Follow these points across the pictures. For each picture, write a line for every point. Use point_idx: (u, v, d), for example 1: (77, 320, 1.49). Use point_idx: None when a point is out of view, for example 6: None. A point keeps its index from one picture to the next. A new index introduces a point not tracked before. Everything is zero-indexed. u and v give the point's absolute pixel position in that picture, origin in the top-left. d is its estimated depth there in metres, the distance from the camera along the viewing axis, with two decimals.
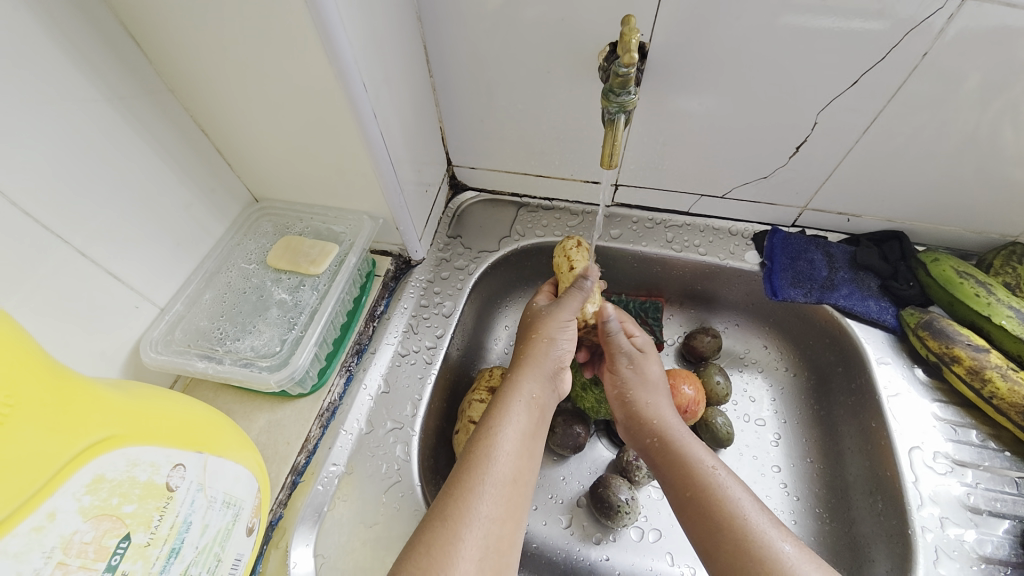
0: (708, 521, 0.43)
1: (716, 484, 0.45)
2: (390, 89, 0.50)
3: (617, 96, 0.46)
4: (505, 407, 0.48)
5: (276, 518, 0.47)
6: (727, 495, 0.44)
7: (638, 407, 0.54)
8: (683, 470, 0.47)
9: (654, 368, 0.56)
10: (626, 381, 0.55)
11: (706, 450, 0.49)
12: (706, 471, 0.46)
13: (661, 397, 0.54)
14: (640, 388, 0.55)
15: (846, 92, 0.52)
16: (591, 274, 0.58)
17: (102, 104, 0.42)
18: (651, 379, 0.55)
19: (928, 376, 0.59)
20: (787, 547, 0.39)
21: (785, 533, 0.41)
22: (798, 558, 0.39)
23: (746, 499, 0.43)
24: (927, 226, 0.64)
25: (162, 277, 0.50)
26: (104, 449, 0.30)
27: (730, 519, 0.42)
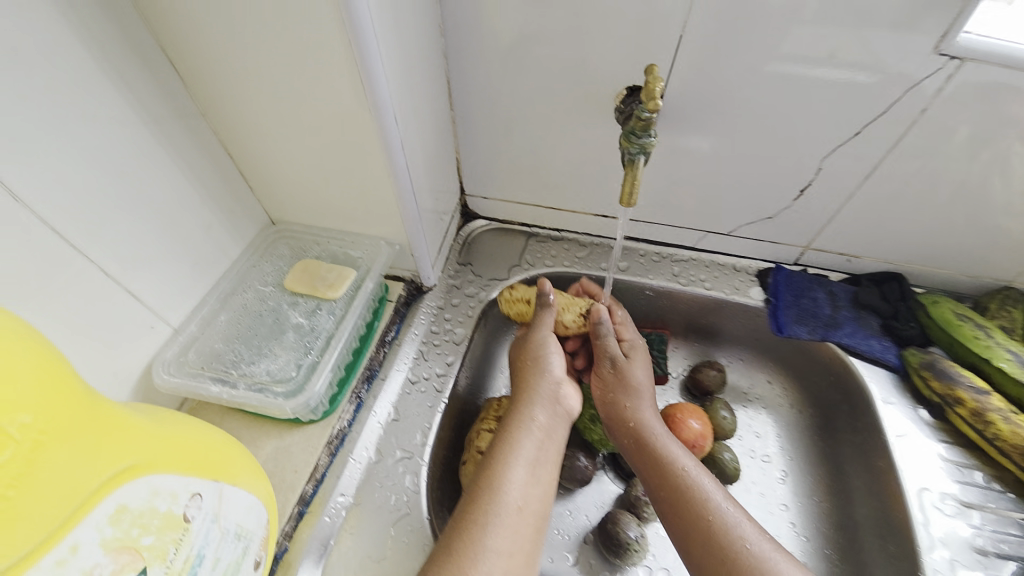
0: (686, 521, 0.46)
1: (690, 484, 0.48)
2: (417, 121, 0.51)
3: (639, 138, 0.47)
4: (511, 435, 0.48)
5: (281, 552, 0.45)
6: (701, 493, 0.47)
7: (619, 411, 0.56)
8: (661, 474, 0.49)
9: (639, 372, 0.57)
10: (609, 383, 0.57)
11: (681, 450, 0.52)
12: (681, 473, 0.49)
13: (646, 401, 0.56)
14: (619, 391, 0.56)
15: (849, 141, 0.55)
16: (548, 287, 0.59)
17: (139, 125, 0.43)
18: (633, 382, 0.56)
19: (932, 417, 0.59)
20: (756, 541, 0.43)
21: (753, 526, 0.44)
22: (767, 549, 0.42)
23: (718, 497, 0.46)
24: (924, 269, 0.67)
25: (179, 296, 0.50)
26: (128, 477, 0.29)
27: (704, 517, 0.45)
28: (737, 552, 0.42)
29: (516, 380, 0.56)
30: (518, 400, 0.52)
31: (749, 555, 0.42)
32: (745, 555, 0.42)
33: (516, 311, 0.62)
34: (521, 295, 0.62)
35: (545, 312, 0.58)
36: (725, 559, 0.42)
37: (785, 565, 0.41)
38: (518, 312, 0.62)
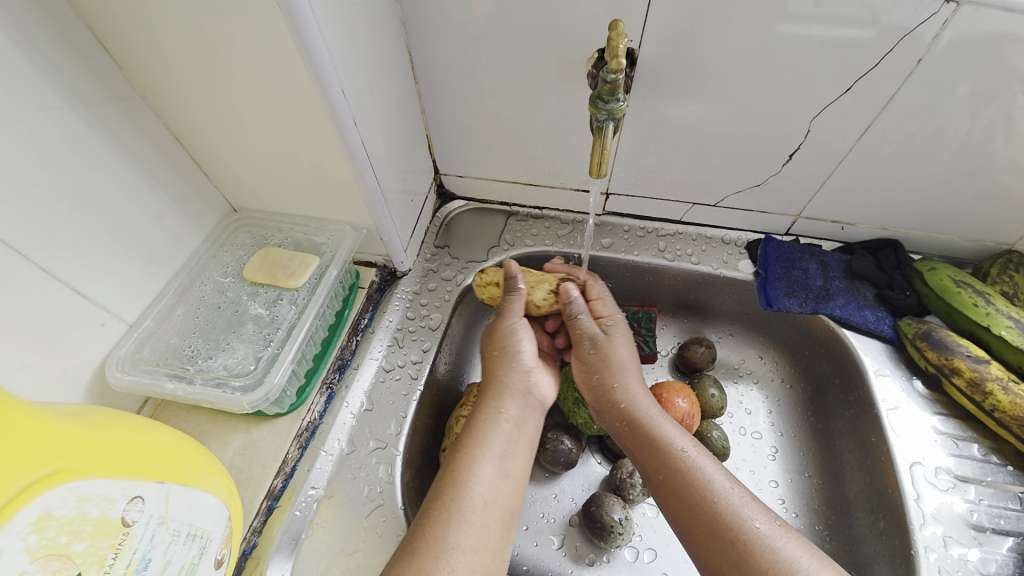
0: (682, 504, 0.43)
1: (689, 465, 0.44)
2: (372, 96, 0.48)
3: (606, 104, 0.45)
4: (475, 429, 0.46)
5: (249, 548, 0.45)
6: (700, 474, 0.43)
7: (606, 391, 0.52)
8: (656, 455, 0.46)
9: (620, 349, 0.54)
10: (592, 363, 0.54)
11: (677, 429, 0.48)
12: (678, 453, 0.45)
13: (631, 376, 0.53)
14: (607, 372, 0.53)
15: (838, 100, 0.51)
16: (515, 268, 0.57)
17: (67, 112, 0.40)
18: (617, 359, 0.54)
19: (928, 389, 0.57)
20: (760, 524, 0.39)
21: (756, 509, 0.41)
22: (772, 533, 0.39)
23: (718, 478, 0.43)
24: (922, 235, 0.63)
25: (132, 292, 0.48)
26: (53, 483, 0.27)
27: (703, 501, 0.42)
28: (739, 538, 0.39)
29: (484, 373, 0.53)
30: (486, 392, 0.50)
31: (752, 541, 0.39)
32: (747, 540, 0.39)
33: (489, 295, 0.59)
34: (493, 278, 0.58)
35: (516, 296, 0.56)
36: (726, 545, 0.39)
37: (792, 550, 0.38)
38: (489, 296, 0.59)
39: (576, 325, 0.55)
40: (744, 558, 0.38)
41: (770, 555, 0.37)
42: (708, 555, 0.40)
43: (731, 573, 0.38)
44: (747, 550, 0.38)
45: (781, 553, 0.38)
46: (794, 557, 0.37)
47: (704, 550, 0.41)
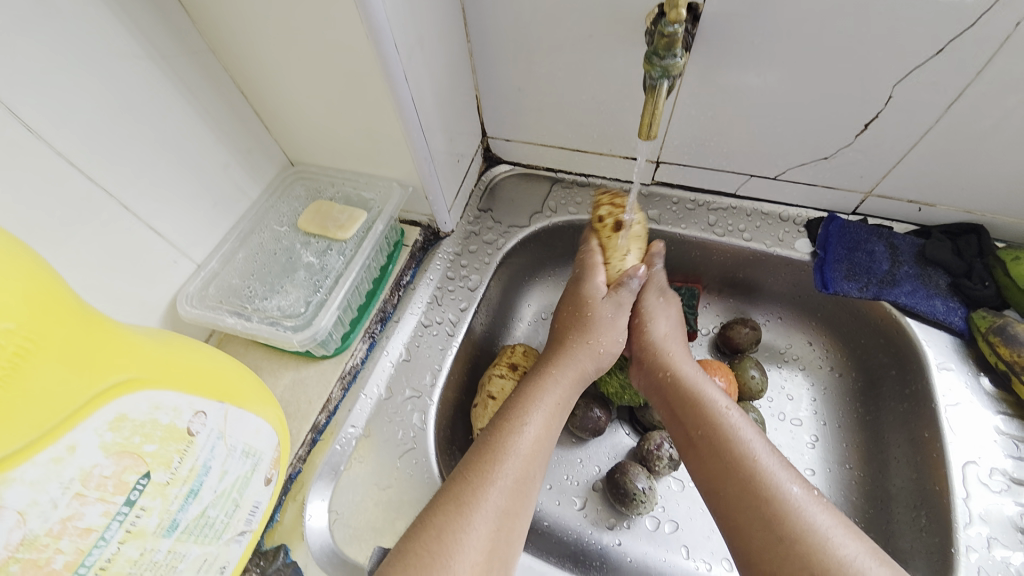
0: (716, 466, 0.42)
1: (727, 426, 0.43)
2: (423, 53, 0.48)
3: (661, 60, 0.42)
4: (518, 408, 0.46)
5: (294, 473, 0.49)
6: (738, 435, 0.43)
7: (654, 340, 0.53)
8: (696, 412, 0.46)
9: (675, 312, 0.56)
10: (648, 310, 0.55)
11: (719, 391, 0.48)
12: (715, 414, 0.45)
13: (677, 332, 0.54)
14: (660, 319, 0.55)
15: (927, 64, 0.46)
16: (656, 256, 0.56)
17: (147, 62, 0.43)
18: (670, 316, 0.55)
19: (995, 387, 0.53)
20: (795, 489, 0.39)
21: (793, 475, 0.40)
22: (806, 500, 0.38)
23: (756, 441, 0.42)
24: (1012, 221, 0.56)
25: (200, 234, 0.52)
26: (128, 390, 0.31)
27: (739, 460, 0.41)
28: (771, 500, 0.38)
29: (552, 346, 0.54)
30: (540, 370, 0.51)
31: (787, 504, 0.38)
32: (781, 502, 0.38)
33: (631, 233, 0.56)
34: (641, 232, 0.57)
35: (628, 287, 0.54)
36: (758, 505, 0.39)
37: (825, 518, 0.37)
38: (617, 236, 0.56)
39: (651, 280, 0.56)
40: (776, 519, 0.38)
41: (804, 520, 0.37)
42: (735, 515, 0.40)
43: (760, 533, 0.38)
44: (780, 513, 0.38)
45: (813, 520, 0.37)
46: (827, 525, 0.37)
47: (731, 506, 0.40)
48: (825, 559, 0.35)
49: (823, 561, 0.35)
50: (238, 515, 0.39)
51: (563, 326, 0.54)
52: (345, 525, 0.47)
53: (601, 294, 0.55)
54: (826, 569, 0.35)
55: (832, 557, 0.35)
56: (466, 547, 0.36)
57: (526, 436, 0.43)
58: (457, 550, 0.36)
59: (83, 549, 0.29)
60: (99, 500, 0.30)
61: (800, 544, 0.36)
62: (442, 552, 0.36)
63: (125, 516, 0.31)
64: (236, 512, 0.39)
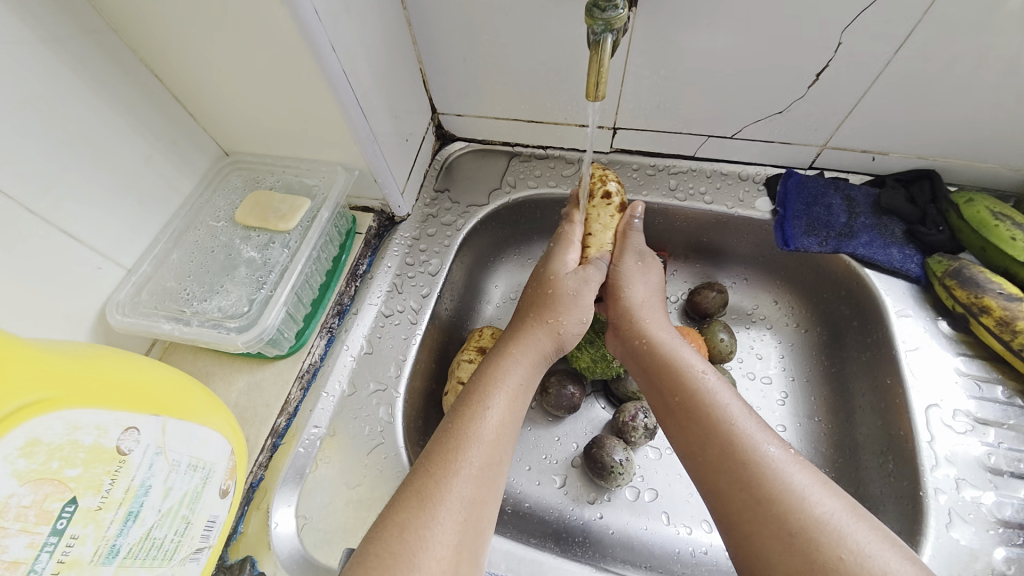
0: (693, 433, 0.42)
1: (703, 392, 0.43)
2: (351, 22, 0.45)
3: (602, 12, 0.40)
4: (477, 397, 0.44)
5: (256, 480, 0.46)
6: (715, 399, 0.42)
7: (628, 308, 0.52)
8: (672, 379, 0.45)
9: (654, 279, 0.54)
10: (625, 275, 0.54)
11: (695, 356, 0.47)
12: (694, 379, 0.44)
13: (654, 298, 0.53)
14: (638, 285, 0.53)
15: (875, 7, 0.45)
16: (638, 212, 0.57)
17: (39, 47, 0.38)
18: (648, 281, 0.54)
19: (953, 330, 0.54)
20: (772, 450, 0.38)
21: (770, 436, 0.40)
22: (784, 460, 0.38)
23: (732, 403, 0.42)
24: (961, 163, 0.57)
25: (127, 237, 0.48)
26: (40, 411, 0.28)
27: (714, 425, 0.41)
28: (749, 463, 0.38)
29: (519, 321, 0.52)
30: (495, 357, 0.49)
31: (764, 464, 0.38)
32: (759, 464, 0.38)
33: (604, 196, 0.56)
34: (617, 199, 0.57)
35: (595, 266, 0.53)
36: (734, 469, 0.38)
37: (803, 477, 0.37)
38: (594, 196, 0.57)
39: (628, 239, 0.55)
40: (753, 483, 0.37)
41: (780, 480, 0.37)
42: (714, 480, 0.39)
43: (738, 495, 0.37)
44: (756, 475, 0.37)
45: (792, 479, 0.36)
46: (804, 484, 0.36)
47: (708, 474, 0.40)
48: (802, 517, 0.35)
49: (802, 518, 0.35)
50: (192, 533, 0.37)
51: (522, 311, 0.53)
52: (315, 529, 0.45)
53: (568, 269, 0.53)
54: (804, 527, 0.34)
55: (809, 514, 0.35)
56: (432, 543, 0.34)
57: (489, 420, 0.42)
58: (425, 546, 0.34)
59: None
60: (22, 532, 0.27)
61: (777, 505, 0.36)
62: (407, 551, 0.34)
63: (54, 547, 0.28)
64: (189, 529, 0.36)
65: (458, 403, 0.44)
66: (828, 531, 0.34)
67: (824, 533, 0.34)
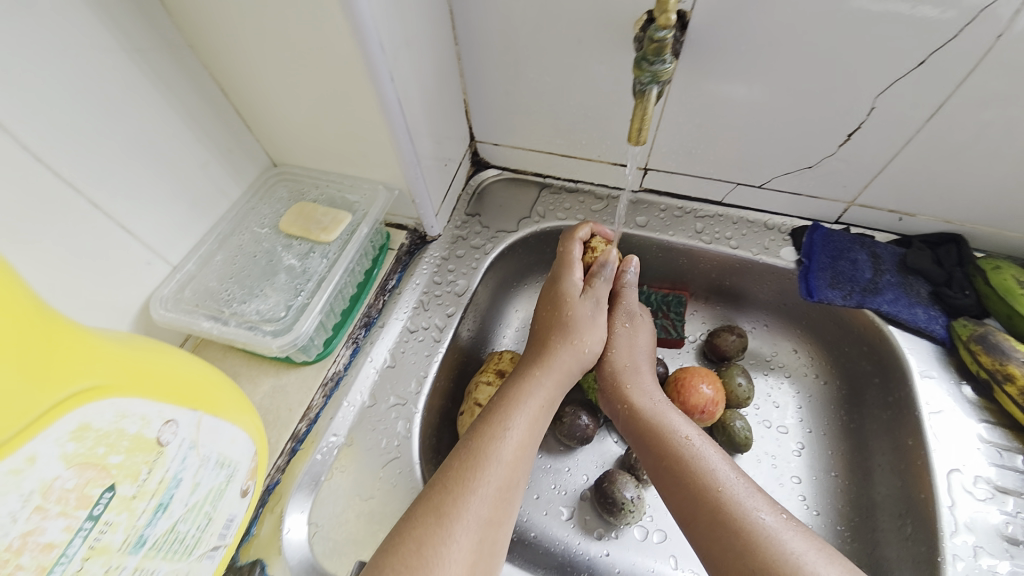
0: (685, 497, 0.42)
1: (691, 455, 0.43)
2: (409, 53, 0.48)
3: (650, 65, 0.42)
4: (497, 417, 0.44)
5: (273, 484, 0.47)
6: (703, 465, 0.42)
7: (615, 373, 0.53)
8: (659, 444, 0.45)
9: (642, 341, 0.55)
10: (615, 338, 0.55)
11: (682, 419, 0.48)
12: (679, 444, 0.44)
13: (644, 359, 0.54)
14: (625, 347, 0.54)
15: (911, 74, 0.46)
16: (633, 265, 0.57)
17: (122, 55, 0.42)
18: (638, 342, 0.55)
19: (977, 395, 0.53)
20: (765, 517, 0.39)
21: (763, 501, 0.40)
22: (778, 526, 0.38)
23: (721, 469, 0.42)
24: (989, 230, 0.58)
25: (177, 235, 0.50)
26: (93, 397, 0.30)
27: (704, 493, 0.41)
28: (740, 529, 0.38)
29: (537, 344, 0.53)
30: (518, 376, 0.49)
31: (757, 531, 0.38)
32: (750, 532, 0.38)
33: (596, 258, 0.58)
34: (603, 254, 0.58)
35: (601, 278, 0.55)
36: (727, 535, 0.38)
37: (798, 544, 0.37)
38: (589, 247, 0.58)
39: (621, 297, 0.56)
40: (747, 550, 0.37)
41: (775, 547, 0.36)
42: (708, 543, 0.39)
43: (733, 564, 0.37)
44: (751, 542, 0.37)
45: (787, 546, 0.36)
46: (800, 551, 0.36)
47: (705, 541, 0.40)
48: None
49: None
50: (211, 530, 0.37)
51: (540, 332, 0.54)
52: (325, 538, 0.46)
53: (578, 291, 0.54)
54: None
55: None
56: (447, 560, 0.35)
57: (508, 440, 0.42)
58: (437, 564, 0.35)
59: (45, 567, 0.27)
60: (61, 514, 0.28)
61: (772, 575, 0.35)
62: (422, 566, 0.34)
63: (89, 531, 0.29)
64: (209, 526, 0.37)
65: (477, 422, 0.45)
66: None
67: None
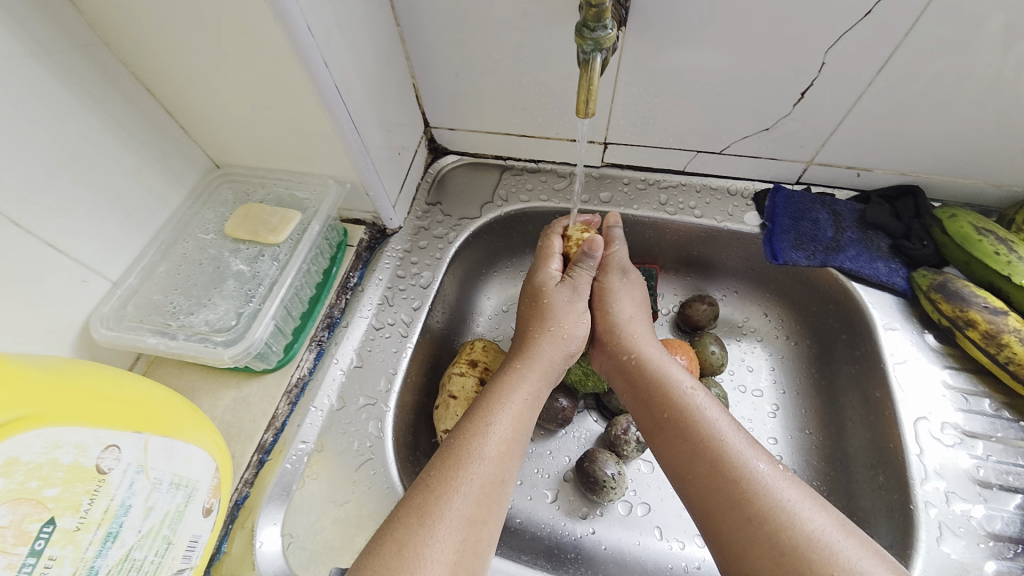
0: (682, 449, 0.41)
1: (692, 409, 0.43)
2: (344, 36, 0.45)
3: (591, 32, 0.41)
4: (484, 412, 0.43)
5: (241, 498, 0.45)
6: (704, 416, 0.42)
7: (618, 324, 0.52)
8: (661, 395, 0.45)
9: (625, 308, 0.53)
10: (612, 290, 0.54)
11: (684, 371, 0.47)
12: (682, 396, 0.44)
13: (642, 313, 0.54)
14: (624, 300, 0.54)
15: (858, 27, 0.46)
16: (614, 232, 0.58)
17: (29, 60, 0.38)
18: (635, 296, 0.55)
19: (939, 342, 0.55)
20: (761, 467, 0.38)
21: (760, 453, 0.40)
22: (773, 476, 0.38)
23: (722, 421, 0.42)
24: (944, 179, 0.58)
25: (114, 249, 0.47)
26: (17, 430, 0.28)
27: (705, 442, 0.40)
28: (739, 480, 0.38)
29: (519, 339, 0.52)
30: (505, 372, 0.48)
31: (754, 480, 0.37)
32: (748, 481, 0.37)
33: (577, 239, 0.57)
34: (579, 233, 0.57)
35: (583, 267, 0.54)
36: (724, 486, 0.38)
37: (793, 492, 0.37)
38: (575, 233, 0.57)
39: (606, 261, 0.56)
40: (743, 501, 0.37)
41: (771, 496, 0.36)
42: (703, 498, 0.39)
43: (727, 516, 0.37)
44: (748, 491, 0.37)
45: (784, 494, 0.36)
46: (795, 499, 0.36)
47: (699, 493, 0.39)
48: (795, 534, 0.34)
49: (794, 536, 0.34)
50: (173, 554, 0.36)
51: (522, 329, 0.53)
52: (301, 548, 0.44)
53: (555, 281, 0.54)
54: (795, 546, 0.34)
55: (802, 531, 0.34)
56: (429, 560, 0.34)
57: (494, 437, 0.41)
58: (418, 564, 0.33)
59: None
60: None
61: (768, 523, 0.35)
62: (403, 567, 0.33)
63: (32, 568, 0.28)
64: (169, 550, 0.35)
65: (464, 418, 0.44)
66: (820, 548, 0.33)
67: (816, 551, 0.33)
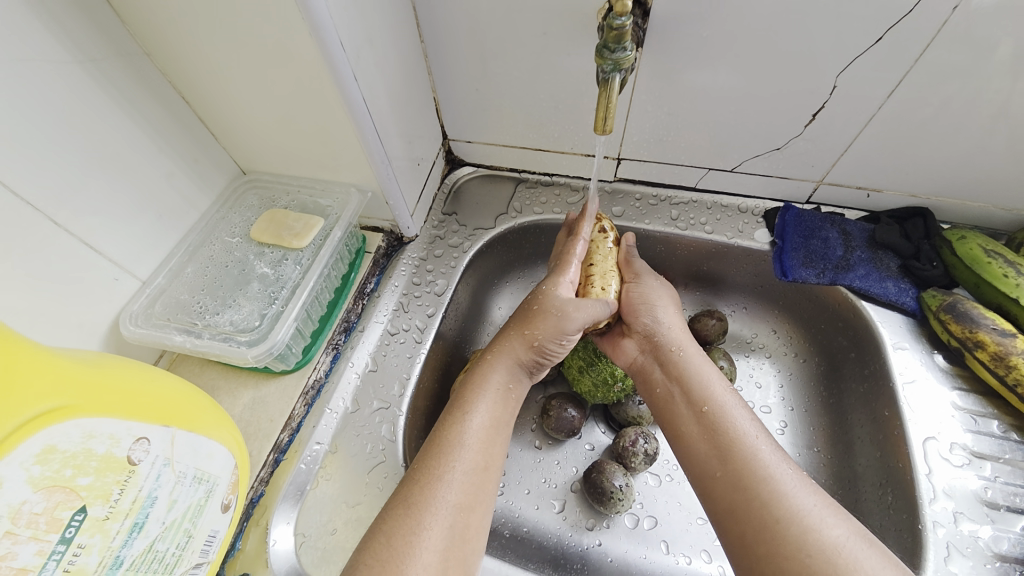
0: (714, 446, 0.42)
1: (725, 409, 0.43)
2: (373, 52, 0.47)
3: (612, 53, 0.42)
4: (462, 406, 0.44)
5: (256, 496, 0.46)
6: (735, 418, 0.43)
7: (661, 318, 0.51)
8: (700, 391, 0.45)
9: (667, 308, 0.53)
10: (651, 291, 0.54)
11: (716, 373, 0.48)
12: (716, 395, 0.45)
13: (676, 312, 0.54)
14: (663, 299, 0.53)
15: (868, 52, 0.47)
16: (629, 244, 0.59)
17: (74, 66, 0.40)
18: (668, 297, 0.54)
19: (949, 363, 0.55)
20: (788, 470, 0.39)
21: (785, 457, 0.40)
22: (799, 481, 0.38)
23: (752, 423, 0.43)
24: (954, 203, 0.59)
25: (144, 250, 0.49)
26: (57, 419, 0.29)
27: (737, 442, 0.41)
28: (766, 481, 0.38)
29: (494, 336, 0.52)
30: (480, 366, 0.48)
31: (780, 483, 0.38)
32: (775, 485, 0.38)
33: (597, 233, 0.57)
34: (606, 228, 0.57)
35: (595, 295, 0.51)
36: (753, 487, 0.38)
37: (815, 498, 0.37)
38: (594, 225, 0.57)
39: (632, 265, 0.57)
40: (771, 503, 0.37)
41: (797, 500, 0.37)
42: (728, 497, 0.39)
43: (752, 518, 0.37)
44: (776, 493, 0.37)
45: (808, 500, 0.37)
46: (817, 504, 0.37)
47: (725, 492, 0.39)
48: (820, 538, 0.35)
49: (819, 541, 0.35)
50: (192, 547, 0.37)
51: (507, 328, 0.51)
52: (313, 548, 0.45)
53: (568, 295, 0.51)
54: (823, 549, 0.34)
55: (825, 536, 0.35)
56: (421, 551, 0.35)
57: (472, 427, 0.42)
58: (410, 554, 0.34)
59: None
60: (32, 539, 0.27)
61: (795, 525, 0.36)
62: (394, 558, 0.34)
63: (62, 555, 0.29)
64: (189, 543, 0.36)
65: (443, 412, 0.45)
66: (845, 554, 0.34)
67: (842, 556, 0.34)
